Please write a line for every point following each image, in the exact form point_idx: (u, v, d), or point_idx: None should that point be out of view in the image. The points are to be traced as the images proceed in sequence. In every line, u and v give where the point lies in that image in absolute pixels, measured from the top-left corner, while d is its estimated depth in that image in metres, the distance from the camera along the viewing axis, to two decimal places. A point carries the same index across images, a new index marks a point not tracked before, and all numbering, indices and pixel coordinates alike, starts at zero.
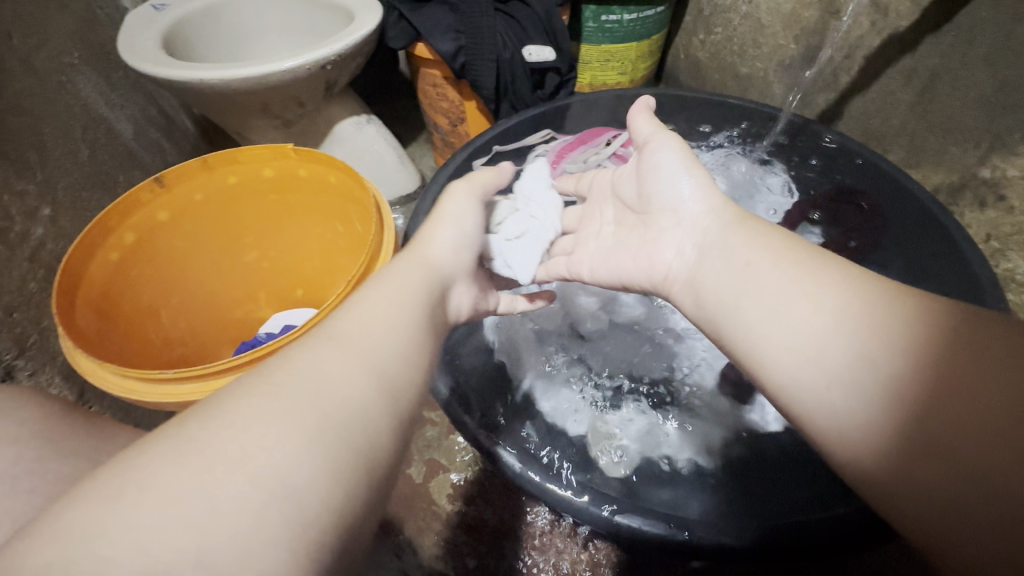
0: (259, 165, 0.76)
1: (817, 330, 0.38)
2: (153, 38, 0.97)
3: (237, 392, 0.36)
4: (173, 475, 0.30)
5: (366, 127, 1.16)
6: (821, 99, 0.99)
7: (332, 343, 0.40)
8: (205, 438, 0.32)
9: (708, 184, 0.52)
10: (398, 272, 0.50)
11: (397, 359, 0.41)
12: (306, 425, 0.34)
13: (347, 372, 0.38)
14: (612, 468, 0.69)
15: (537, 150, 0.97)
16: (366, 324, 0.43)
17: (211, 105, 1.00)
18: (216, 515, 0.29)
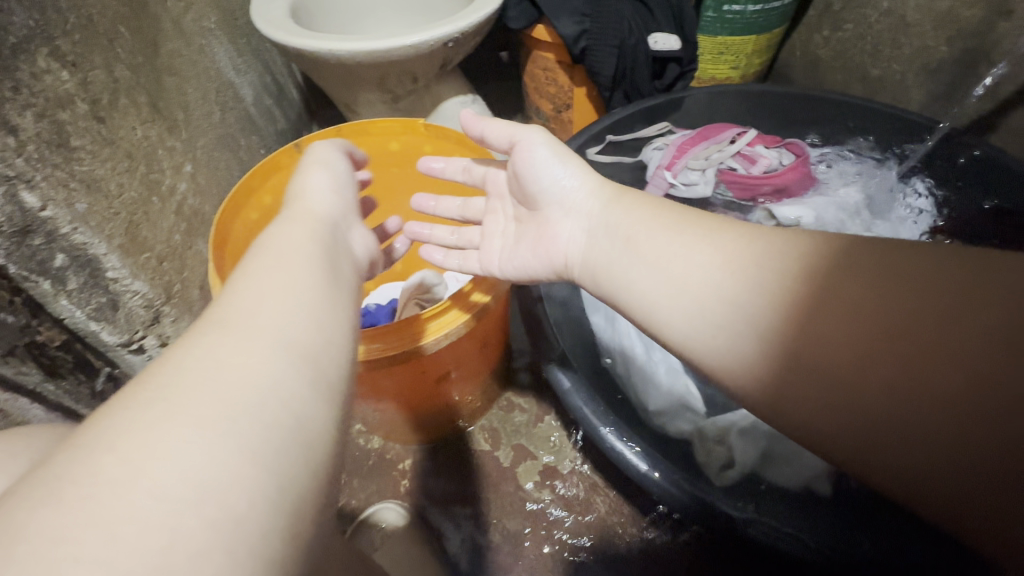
0: (387, 138, 0.77)
1: (726, 324, 0.40)
2: (283, 8, 1.00)
3: (117, 404, 0.29)
4: (81, 501, 0.25)
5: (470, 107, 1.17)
6: (972, 109, 0.90)
7: (234, 317, 0.35)
8: (83, 463, 0.26)
9: (580, 166, 0.55)
10: (281, 230, 0.45)
11: (300, 309, 0.37)
12: (227, 400, 0.30)
13: (235, 346, 0.33)
14: (724, 477, 0.68)
15: (653, 143, 0.92)
16: (270, 280, 0.38)
17: (332, 77, 1.02)
18: (116, 539, 0.24)
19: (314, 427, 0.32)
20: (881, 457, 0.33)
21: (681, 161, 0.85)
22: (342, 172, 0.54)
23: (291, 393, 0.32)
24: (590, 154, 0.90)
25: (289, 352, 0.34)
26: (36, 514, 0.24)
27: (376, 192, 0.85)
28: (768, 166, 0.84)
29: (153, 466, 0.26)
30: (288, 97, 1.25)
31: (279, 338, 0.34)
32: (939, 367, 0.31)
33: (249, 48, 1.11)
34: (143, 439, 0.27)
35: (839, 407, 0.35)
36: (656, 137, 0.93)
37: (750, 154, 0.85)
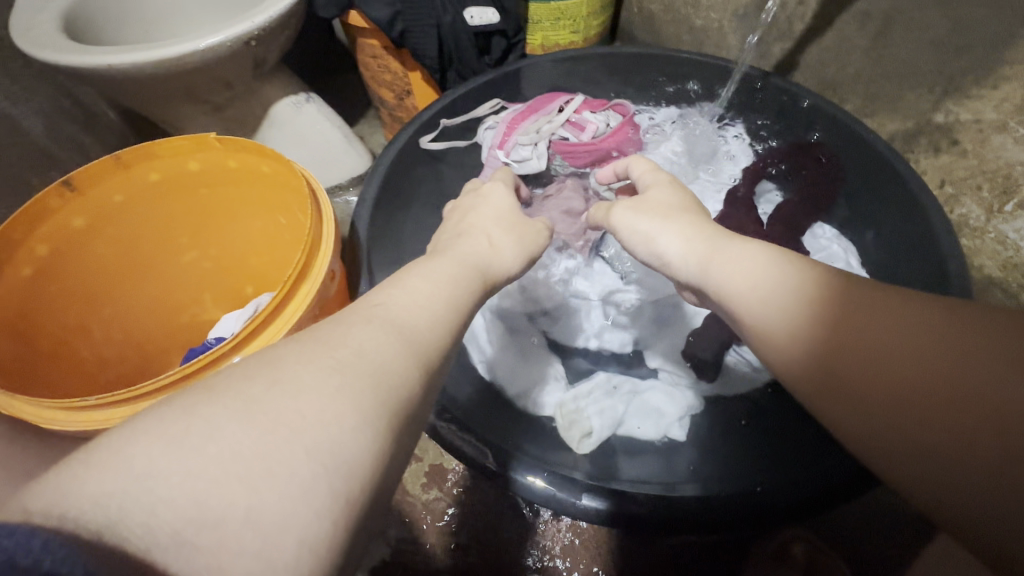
0: (182, 158, 0.69)
1: (791, 331, 0.40)
2: (52, 21, 0.87)
3: (300, 357, 0.36)
4: (246, 427, 0.31)
5: (306, 106, 1.09)
6: (776, 49, 0.94)
7: (383, 318, 0.41)
8: (267, 397, 0.32)
9: (667, 209, 0.53)
10: (437, 262, 0.52)
11: (423, 330, 0.43)
12: (369, 383, 0.35)
13: (396, 355, 0.38)
14: (584, 444, 0.68)
15: (485, 123, 0.91)
16: (403, 301, 0.45)
17: (129, 95, 0.91)
18: (271, 477, 0.29)
19: (405, 437, 0.36)
20: (906, 453, 0.33)
21: (512, 138, 0.86)
22: (517, 218, 0.63)
23: (405, 406, 0.36)
24: (424, 144, 0.87)
25: (415, 366, 0.39)
26: (216, 418, 0.31)
27: (191, 217, 0.77)
28: (596, 131, 0.86)
29: (303, 413, 0.32)
30: (103, 120, 1.11)
31: (415, 349, 0.40)
32: (989, 369, 0.31)
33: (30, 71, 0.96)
34: (297, 398, 0.33)
35: (874, 403, 0.35)
36: (490, 115, 0.92)
37: (577, 121, 0.86)
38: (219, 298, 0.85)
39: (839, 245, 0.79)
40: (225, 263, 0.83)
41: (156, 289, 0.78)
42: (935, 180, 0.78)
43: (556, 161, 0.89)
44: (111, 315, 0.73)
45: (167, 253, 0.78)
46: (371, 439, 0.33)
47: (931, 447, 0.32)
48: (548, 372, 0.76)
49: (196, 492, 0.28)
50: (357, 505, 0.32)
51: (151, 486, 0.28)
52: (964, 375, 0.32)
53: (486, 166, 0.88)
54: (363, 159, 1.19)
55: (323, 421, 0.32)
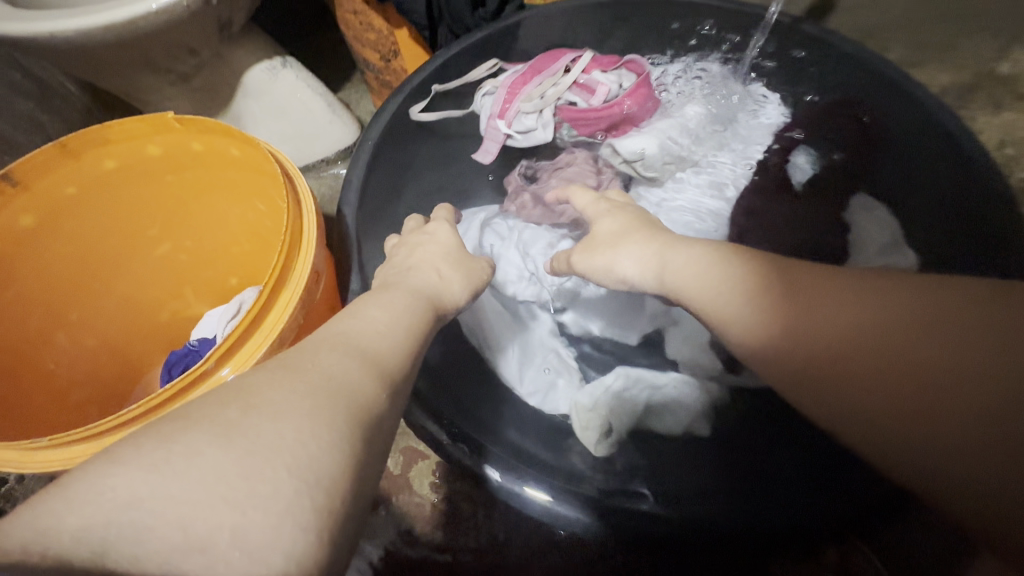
0: (140, 142, 0.61)
1: (763, 330, 0.40)
2: None
3: (271, 378, 0.34)
4: (226, 449, 0.28)
5: (282, 73, 0.98)
6: None
7: (346, 339, 0.40)
8: (240, 417, 0.30)
9: (615, 240, 0.53)
10: (389, 292, 0.49)
11: (390, 351, 0.41)
12: (343, 400, 0.34)
13: (360, 373, 0.37)
14: (597, 447, 0.64)
15: (482, 87, 0.80)
16: (366, 325, 0.43)
17: (80, 67, 0.81)
18: (253, 496, 0.27)
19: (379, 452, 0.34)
20: (877, 429, 0.34)
21: (515, 105, 0.78)
22: (465, 255, 0.59)
23: (377, 424, 0.35)
24: (414, 113, 0.77)
25: (380, 385, 0.37)
26: (196, 443, 0.29)
27: (161, 206, 0.69)
28: (607, 94, 0.76)
29: (284, 433, 0.30)
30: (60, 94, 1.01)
31: (382, 370, 0.38)
32: (938, 334, 0.33)
33: None
34: (273, 417, 0.31)
35: (853, 383, 0.35)
36: (487, 78, 0.81)
37: (588, 83, 0.76)
38: (202, 291, 0.79)
39: (881, 214, 0.70)
40: (204, 253, 0.76)
41: (129, 287, 0.71)
42: (993, 140, 0.69)
43: (564, 130, 0.80)
44: (81, 320, 0.67)
45: (136, 247, 0.70)
46: (352, 451, 0.32)
47: (903, 423, 0.33)
48: (557, 368, 0.71)
49: (180, 520, 0.26)
50: (336, 530, 0.29)
51: (121, 525, 0.25)
52: (925, 350, 0.33)
53: (486, 139, 0.80)
54: (349, 130, 1.09)
55: (304, 439, 0.30)
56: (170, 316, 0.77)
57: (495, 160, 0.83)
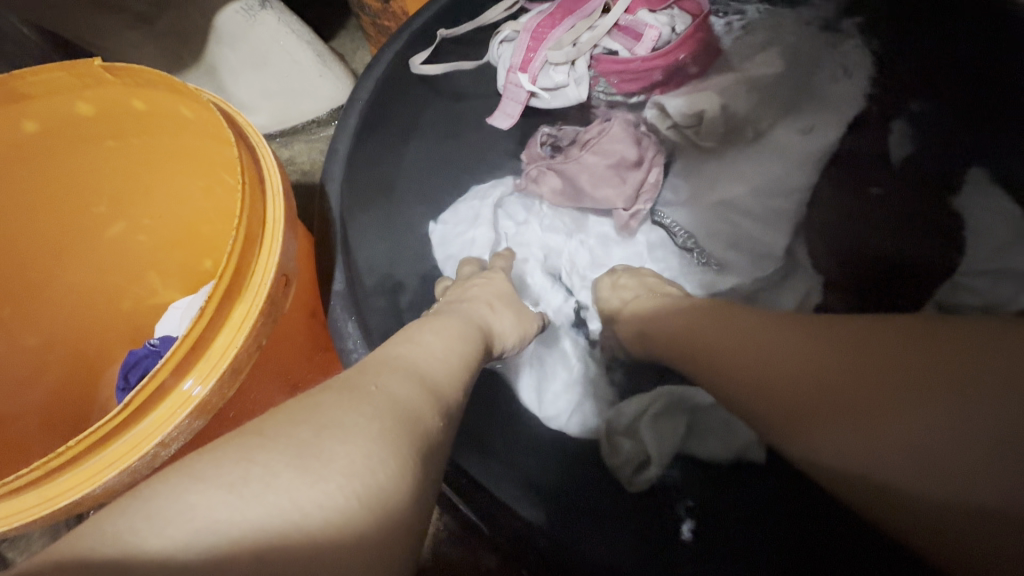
0: (64, 100, 0.48)
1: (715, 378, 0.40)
2: None
3: (338, 393, 0.29)
4: (297, 470, 0.24)
5: (261, 16, 0.82)
6: None
7: (404, 355, 0.35)
8: (303, 431, 0.26)
9: (622, 298, 0.56)
10: (446, 316, 0.45)
11: (451, 374, 0.36)
12: (415, 423, 0.29)
13: (426, 399, 0.32)
14: (636, 480, 0.54)
15: (499, 33, 0.65)
16: (422, 342, 0.38)
17: None
18: (326, 525, 0.23)
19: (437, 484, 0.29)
20: (826, 450, 0.31)
21: (540, 53, 0.63)
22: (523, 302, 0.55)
23: (437, 458, 0.30)
24: (414, 66, 0.63)
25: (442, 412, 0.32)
26: (271, 462, 0.24)
27: (107, 179, 0.57)
28: (657, 40, 0.61)
29: (357, 454, 0.25)
30: None
31: (445, 398, 0.33)
32: (898, 361, 0.31)
33: None
34: (348, 434, 0.26)
35: (815, 420, 0.32)
36: (504, 20, 0.66)
37: (632, 25, 0.62)
38: (168, 276, 0.68)
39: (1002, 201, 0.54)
40: (166, 234, 0.64)
41: (73, 273, 0.61)
42: None
43: (599, 86, 0.66)
44: (10, 313, 0.57)
45: (82, 228, 0.59)
46: (421, 474, 0.27)
47: (855, 443, 0.30)
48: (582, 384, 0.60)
49: (255, 540, 0.21)
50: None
51: (187, 536, 0.21)
52: (867, 381, 0.31)
53: (505, 98, 0.66)
54: (344, 87, 0.94)
55: (382, 459, 0.26)
56: (135, 305, 0.67)
57: (515, 124, 0.69)
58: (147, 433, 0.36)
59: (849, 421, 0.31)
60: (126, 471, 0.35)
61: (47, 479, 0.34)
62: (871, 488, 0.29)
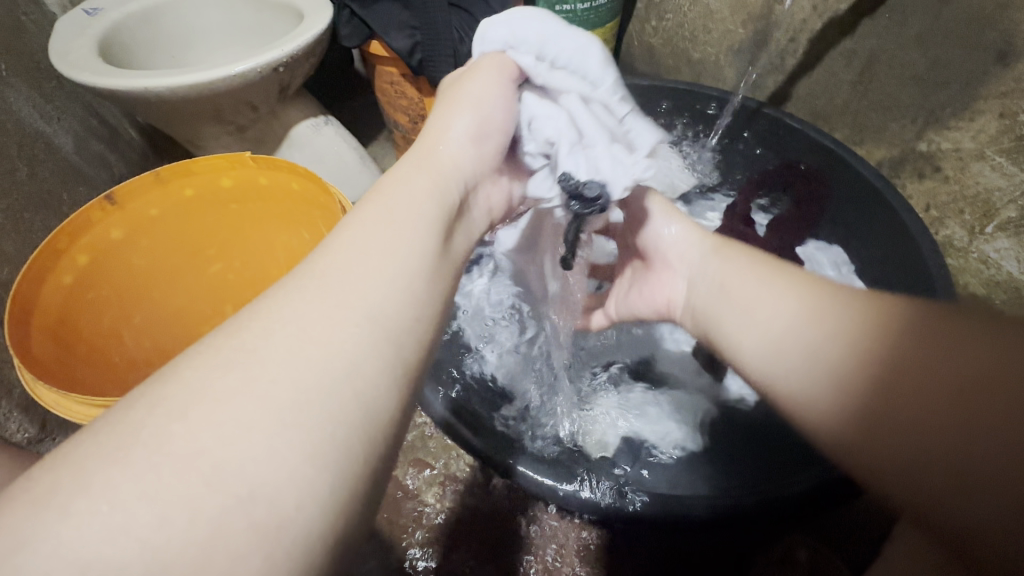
0: (216, 176, 0.74)
1: (769, 353, 0.44)
2: (88, 46, 0.91)
3: (208, 360, 0.29)
4: (148, 462, 0.25)
5: (324, 129, 1.14)
6: (769, 81, 1.00)
7: (319, 276, 0.34)
8: (160, 418, 0.26)
9: (669, 220, 0.58)
10: (415, 173, 0.43)
11: (392, 284, 0.34)
12: (311, 376, 0.29)
13: (332, 328, 0.31)
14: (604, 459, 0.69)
15: None
16: (348, 260, 0.35)
17: (158, 115, 0.94)
18: (180, 508, 0.24)
19: (379, 418, 0.30)
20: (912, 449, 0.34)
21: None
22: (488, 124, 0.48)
23: (353, 392, 0.30)
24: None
25: (366, 326, 0.32)
26: (119, 454, 0.25)
27: (219, 232, 0.80)
28: None
29: (221, 429, 0.26)
30: (124, 138, 1.15)
31: (363, 325, 0.32)
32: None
33: (61, 91, 0.99)
34: (229, 408, 0.27)
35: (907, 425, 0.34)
36: None
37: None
38: (241, 310, 0.85)
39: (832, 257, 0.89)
40: (250, 277, 0.84)
41: (181, 300, 0.80)
42: (921, 204, 0.82)
43: None
44: (141, 324, 0.75)
45: (196, 267, 0.81)
46: (333, 421, 0.28)
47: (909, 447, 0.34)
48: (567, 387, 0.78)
49: (105, 531, 0.23)
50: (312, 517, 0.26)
51: (50, 535, 0.23)
52: (950, 407, 0.33)
53: None
54: (377, 178, 1.23)
55: (260, 436, 0.26)
56: None
57: None
58: None
59: (914, 447, 0.34)
60: None
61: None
62: (913, 485, 0.34)
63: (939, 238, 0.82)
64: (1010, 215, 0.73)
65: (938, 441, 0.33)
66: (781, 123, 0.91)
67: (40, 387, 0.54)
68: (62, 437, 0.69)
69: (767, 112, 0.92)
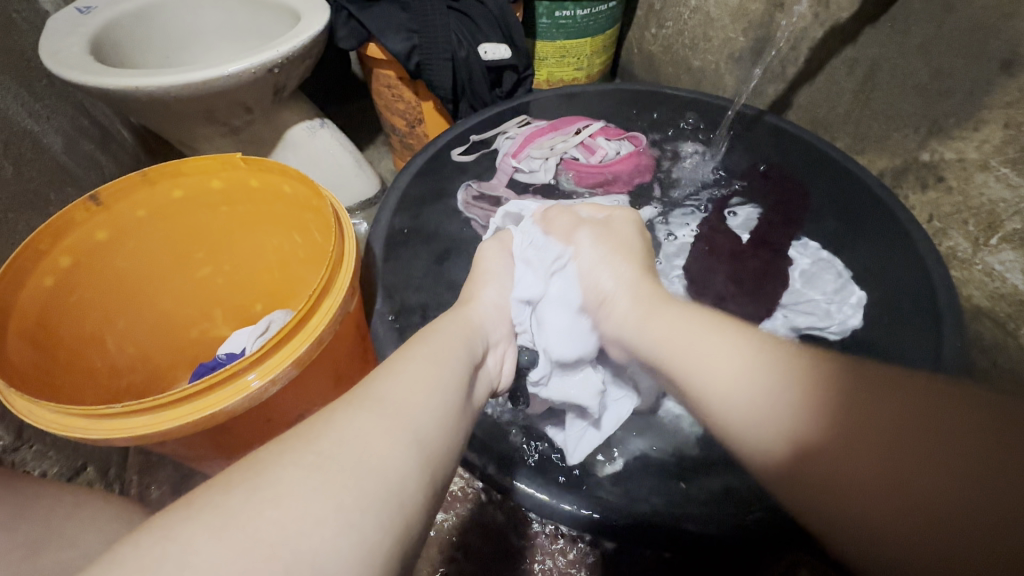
0: (207, 177, 0.72)
1: (738, 397, 0.40)
2: (79, 44, 0.89)
3: (284, 458, 0.33)
4: (230, 548, 0.27)
5: (319, 132, 1.12)
6: (769, 90, 0.99)
7: (378, 400, 0.39)
8: (248, 509, 0.29)
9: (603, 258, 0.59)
10: (440, 332, 0.51)
11: (431, 416, 0.40)
12: (373, 480, 0.33)
13: (392, 444, 0.36)
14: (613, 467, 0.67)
15: (505, 132, 0.97)
16: (402, 389, 0.41)
17: (150, 115, 0.93)
18: None
19: (415, 532, 0.33)
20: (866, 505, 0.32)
21: (525, 150, 0.94)
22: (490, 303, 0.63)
23: (408, 507, 0.33)
24: (454, 154, 0.94)
25: (414, 451, 0.36)
26: (196, 539, 0.28)
27: (209, 233, 0.78)
28: (605, 155, 0.94)
29: (293, 518, 0.29)
30: (115, 139, 1.13)
31: (416, 444, 0.37)
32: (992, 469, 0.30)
33: (51, 89, 0.97)
34: (305, 504, 0.30)
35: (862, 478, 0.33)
36: (513, 127, 0.98)
37: (591, 145, 0.95)
38: (228, 315, 0.85)
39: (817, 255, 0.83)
40: (239, 280, 0.84)
41: (166, 305, 0.78)
42: (923, 215, 0.82)
43: (562, 178, 0.95)
44: (125, 328, 0.74)
45: (184, 269, 0.79)
46: (384, 528, 0.31)
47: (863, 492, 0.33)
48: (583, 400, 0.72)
49: None
50: None
51: None
52: (916, 472, 0.31)
53: (498, 170, 0.94)
54: (372, 183, 1.21)
55: (328, 531, 0.29)
56: (198, 336, 0.84)
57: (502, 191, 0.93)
58: (244, 383, 0.55)
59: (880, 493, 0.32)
60: (249, 395, 0.55)
61: (202, 395, 0.54)
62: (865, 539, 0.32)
63: (942, 249, 0.80)
64: (1014, 228, 0.70)
65: (897, 497, 0.31)
66: (774, 126, 0.93)
67: (14, 393, 0.52)
68: (39, 445, 0.66)
69: (768, 120, 0.94)
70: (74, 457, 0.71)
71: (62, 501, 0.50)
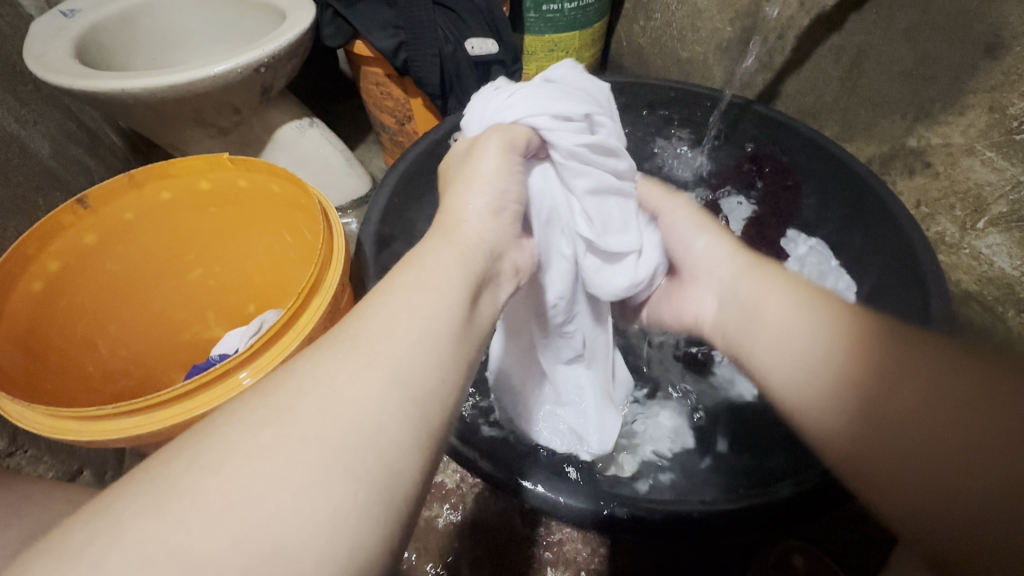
0: (194, 177, 0.71)
1: (794, 366, 0.44)
2: (64, 48, 0.89)
3: (243, 414, 0.29)
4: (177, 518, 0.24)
5: (309, 131, 1.11)
6: (759, 80, 0.99)
7: (354, 339, 0.33)
8: (200, 474, 0.26)
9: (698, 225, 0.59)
10: (437, 248, 0.42)
11: (422, 356, 0.33)
12: (343, 435, 0.28)
13: (366, 385, 0.30)
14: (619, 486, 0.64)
15: None
16: (390, 320, 0.34)
17: (137, 118, 0.92)
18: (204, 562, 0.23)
19: (400, 490, 0.28)
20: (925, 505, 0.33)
21: None
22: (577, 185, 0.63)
23: (391, 461, 0.29)
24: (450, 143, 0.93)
25: (396, 388, 0.31)
26: (143, 508, 0.24)
27: (198, 235, 0.78)
28: None
29: (259, 478, 0.26)
30: (102, 142, 1.12)
31: (397, 380, 0.31)
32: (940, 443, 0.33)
33: (37, 94, 0.96)
34: (265, 462, 0.26)
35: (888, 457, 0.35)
36: None
37: None
38: (221, 316, 0.85)
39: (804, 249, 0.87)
40: (231, 280, 0.84)
41: (158, 307, 0.78)
42: (912, 201, 0.82)
43: None
44: (116, 332, 0.74)
45: (175, 272, 0.79)
46: (359, 483, 0.27)
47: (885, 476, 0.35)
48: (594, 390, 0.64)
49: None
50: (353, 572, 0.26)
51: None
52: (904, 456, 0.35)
53: None
54: (364, 182, 1.21)
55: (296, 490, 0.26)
56: (192, 337, 0.84)
57: None
58: (235, 381, 0.55)
59: (955, 462, 0.32)
60: (239, 394, 0.55)
61: (193, 395, 0.54)
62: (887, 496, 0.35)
63: (931, 234, 0.81)
64: (1000, 210, 0.71)
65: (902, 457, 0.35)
66: (761, 115, 0.90)
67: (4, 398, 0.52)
68: (33, 449, 0.66)
69: (756, 111, 0.91)
70: (69, 461, 0.71)
71: (53, 499, 0.50)
